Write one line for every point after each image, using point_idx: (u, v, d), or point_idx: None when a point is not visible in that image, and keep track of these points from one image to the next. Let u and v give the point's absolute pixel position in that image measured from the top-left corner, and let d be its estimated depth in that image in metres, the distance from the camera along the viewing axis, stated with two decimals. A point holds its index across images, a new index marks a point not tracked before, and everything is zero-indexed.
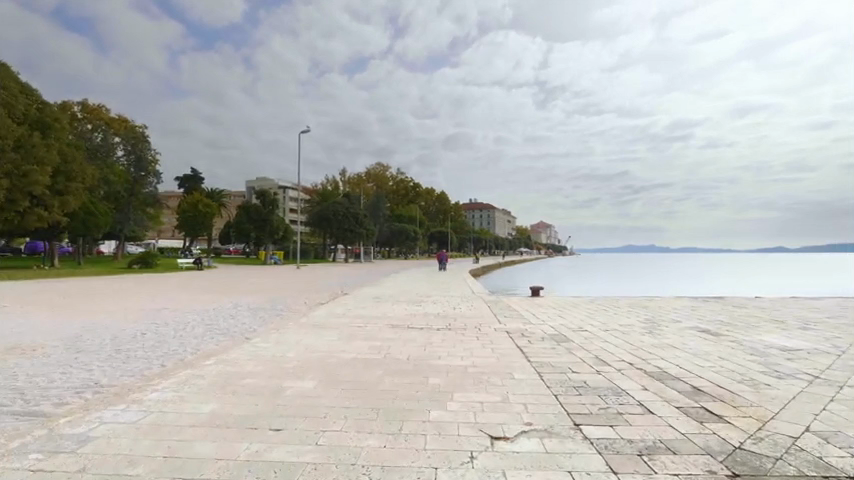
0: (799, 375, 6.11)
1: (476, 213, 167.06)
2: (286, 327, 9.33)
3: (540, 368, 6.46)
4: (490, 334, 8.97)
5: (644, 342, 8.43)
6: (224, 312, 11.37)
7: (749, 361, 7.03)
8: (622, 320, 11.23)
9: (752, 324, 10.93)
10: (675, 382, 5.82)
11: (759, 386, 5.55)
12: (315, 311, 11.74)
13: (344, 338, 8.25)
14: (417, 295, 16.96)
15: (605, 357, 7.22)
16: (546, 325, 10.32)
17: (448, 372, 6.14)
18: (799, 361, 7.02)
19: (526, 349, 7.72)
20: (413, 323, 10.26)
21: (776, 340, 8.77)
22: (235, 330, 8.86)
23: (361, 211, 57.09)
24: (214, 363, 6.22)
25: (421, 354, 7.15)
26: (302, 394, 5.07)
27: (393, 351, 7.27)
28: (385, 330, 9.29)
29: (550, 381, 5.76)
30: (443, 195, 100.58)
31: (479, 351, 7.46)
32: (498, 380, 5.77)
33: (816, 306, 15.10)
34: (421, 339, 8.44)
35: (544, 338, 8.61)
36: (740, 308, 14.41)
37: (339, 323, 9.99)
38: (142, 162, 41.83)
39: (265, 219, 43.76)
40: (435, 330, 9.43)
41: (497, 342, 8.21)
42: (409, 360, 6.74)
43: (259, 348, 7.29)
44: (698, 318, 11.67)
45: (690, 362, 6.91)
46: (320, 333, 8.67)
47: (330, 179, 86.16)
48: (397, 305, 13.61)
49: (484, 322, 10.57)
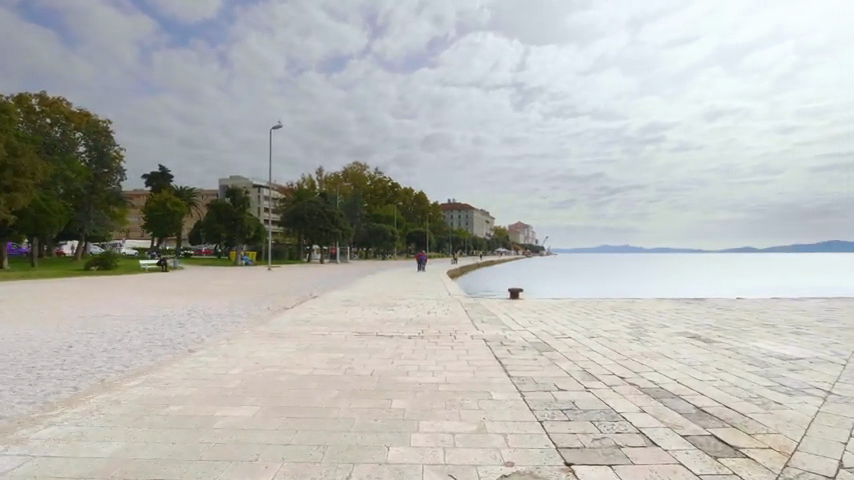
0: (809, 390, 5.61)
1: (454, 213, 166.59)
2: (241, 336, 8.34)
3: (521, 384, 5.69)
4: (466, 343, 8.17)
5: (632, 351, 7.77)
6: (173, 319, 10.30)
7: (749, 372, 6.49)
8: (608, 325, 10.53)
9: (744, 328, 10.35)
10: (675, 402, 5.09)
11: (770, 406, 5.00)
12: (276, 317, 10.76)
13: (303, 350, 7.30)
14: (391, 298, 16.07)
15: (593, 369, 6.50)
16: (526, 331, 9.62)
17: (418, 392, 5.29)
18: (803, 374, 6.41)
19: (504, 360, 6.94)
20: (383, 330, 9.38)
21: (772, 347, 8.22)
22: (179, 342, 7.81)
23: (336, 211, 55.87)
24: (139, 386, 5.19)
25: (388, 369, 6.28)
26: (236, 427, 4.14)
27: (356, 366, 6.38)
28: (351, 338, 8.39)
29: (533, 403, 4.97)
30: (421, 195, 99.71)
31: (453, 364, 6.61)
32: (473, 403, 4.94)
33: (800, 308, 14.69)
34: (390, 349, 7.57)
35: (524, 347, 7.85)
36: (726, 310, 13.86)
37: (300, 331, 9.00)
38: (104, 158, 39.99)
39: (234, 219, 42.00)
40: (406, 338, 8.58)
41: (473, 353, 7.40)
42: (374, 377, 5.86)
43: (200, 365, 6.30)
44: (685, 322, 11.13)
45: (687, 375, 6.26)
46: (276, 344, 7.71)
47: (306, 178, 84.48)
48: (368, 309, 12.67)
49: (460, 329, 9.76)
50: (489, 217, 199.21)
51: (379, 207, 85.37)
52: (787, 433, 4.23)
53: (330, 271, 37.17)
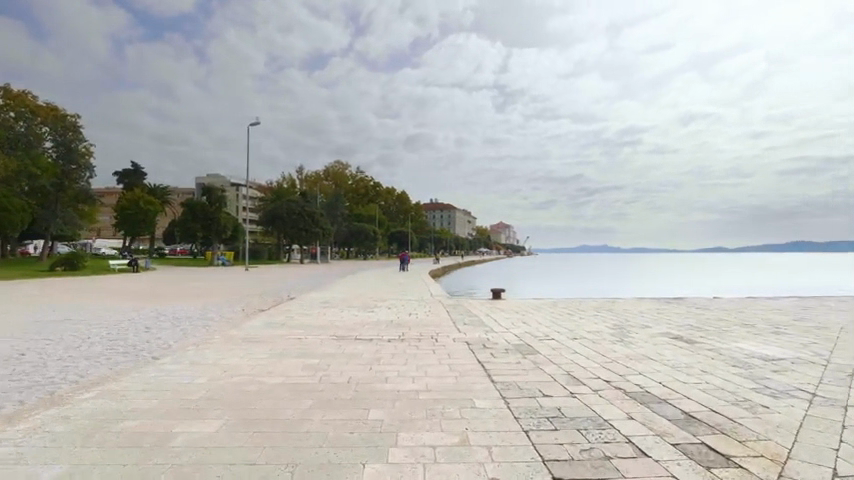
0: (795, 392, 5.48)
1: (436, 213, 166.51)
2: (210, 342, 7.94)
3: (504, 390, 5.44)
4: (447, 346, 7.91)
5: (616, 353, 7.60)
6: (140, 323, 9.86)
7: (733, 374, 6.35)
8: (590, 326, 10.38)
9: (725, 328, 10.28)
10: (662, 408, 4.89)
11: (757, 409, 4.85)
12: (251, 320, 10.36)
13: (276, 356, 6.95)
14: (371, 299, 15.72)
15: (577, 373, 6.30)
16: (508, 333, 9.42)
17: (396, 401, 5.01)
18: (786, 375, 6.31)
19: (487, 364, 6.70)
20: (361, 333, 9.07)
21: (754, 348, 8.13)
22: (144, 349, 7.41)
23: (316, 210, 55.16)
24: (91, 403, 4.80)
25: (366, 375, 5.98)
26: (196, 448, 3.81)
27: (331, 373, 6.05)
28: (327, 343, 8.06)
29: (518, 411, 4.74)
30: (403, 195, 99.26)
31: (434, 370, 6.35)
32: (455, 412, 4.67)
33: (779, 308, 14.72)
34: (368, 354, 7.28)
35: (507, 350, 7.62)
36: (707, 310, 13.86)
37: (274, 335, 8.63)
38: (72, 153, 38.72)
39: (210, 217, 41.13)
40: (385, 342, 8.28)
41: (455, 357, 7.14)
42: (350, 385, 5.56)
43: (164, 377, 5.92)
44: (666, 322, 11.03)
45: (673, 379, 6.09)
46: (247, 350, 7.35)
47: (286, 177, 83.38)
48: (345, 311, 12.33)
49: (441, 331, 9.49)
50: (470, 218, 199.52)
51: (361, 206, 84.70)
52: (778, 439, 4.05)
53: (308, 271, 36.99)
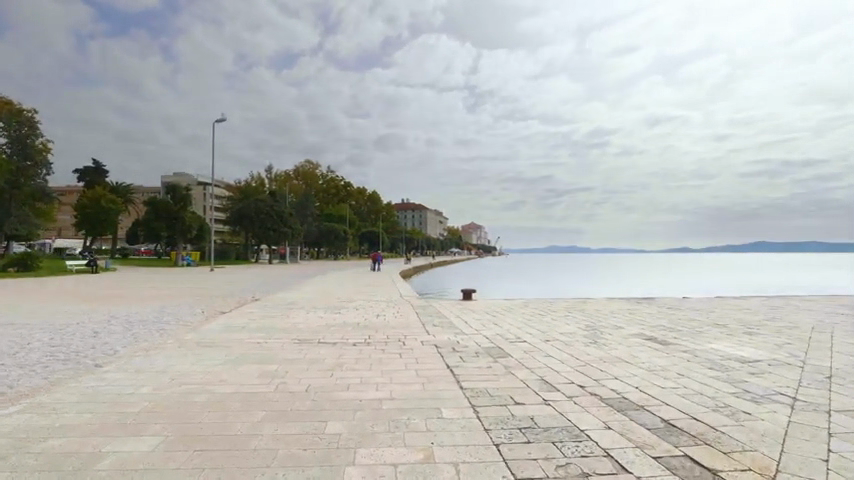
0: (776, 398, 5.37)
1: (408, 214, 166.23)
2: (162, 347, 7.37)
3: (474, 398, 5.12)
4: (416, 350, 7.54)
5: (589, 356, 7.39)
6: (88, 327, 9.16)
7: (710, 378, 6.23)
8: (563, 328, 10.18)
9: (697, 329, 10.25)
10: (642, 416, 4.66)
11: (740, 418, 4.68)
12: (208, 324, 9.73)
13: (231, 362, 6.42)
14: (339, 300, 15.28)
15: (551, 378, 6.03)
16: (479, 335, 9.12)
17: (356, 411, 4.60)
18: (764, 378, 6.23)
19: (456, 369, 6.37)
20: (325, 337, 8.60)
21: (728, 349, 8.05)
22: (85, 356, 6.76)
23: (286, 210, 54.02)
24: (10, 420, 4.25)
25: (327, 383, 5.55)
26: (124, 473, 3.33)
27: (289, 380, 5.59)
28: (289, 347, 7.58)
29: (488, 421, 4.41)
30: (374, 195, 98.61)
31: (399, 376, 5.96)
32: (420, 423, 4.30)
33: (747, 308, 14.86)
34: (331, 359, 6.84)
35: (478, 354, 7.31)
36: (677, 310, 13.89)
37: (232, 339, 8.10)
38: (27, 149, 37.01)
39: (174, 215, 39.27)
40: (350, 345, 7.86)
41: (423, 361, 6.79)
42: (308, 395, 5.09)
43: (102, 386, 5.34)
44: (639, 323, 10.95)
45: (650, 383, 5.89)
46: (201, 355, 6.79)
47: (255, 176, 81.67)
48: (312, 313, 11.83)
49: (410, 333, 9.13)
50: (442, 218, 199.79)
51: (332, 206, 83.60)
52: (765, 451, 3.86)
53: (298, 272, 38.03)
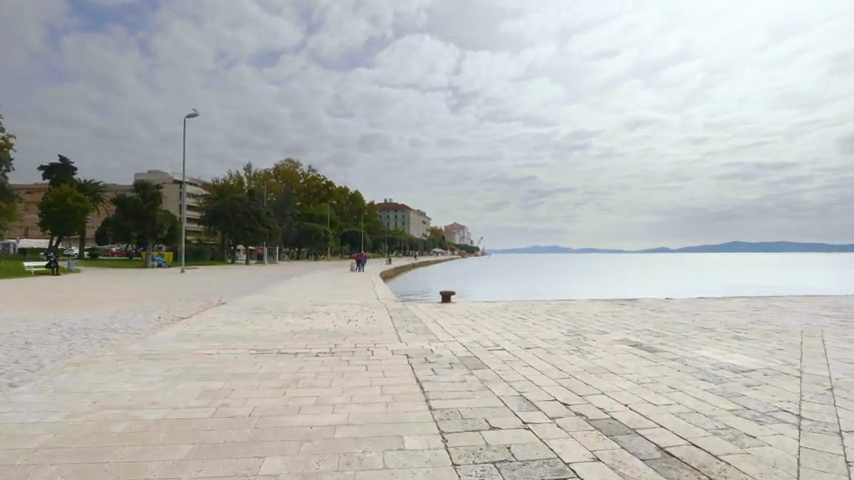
0: (779, 416, 4.88)
1: (390, 214, 165.24)
2: (98, 360, 6.49)
3: (442, 422, 4.47)
4: (384, 361, 6.88)
5: (574, 366, 6.81)
6: (22, 337, 8.23)
7: (704, 391, 5.72)
8: (544, 333, 9.59)
9: (685, 334, 9.73)
10: (635, 443, 4.08)
11: (745, 443, 4.15)
12: (160, 332, 8.86)
13: (171, 380, 5.63)
14: (310, 304, 14.43)
15: (532, 394, 5.42)
16: (454, 342, 8.49)
17: (302, 443, 3.88)
18: (762, 392, 5.70)
19: (426, 385, 5.71)
20: (287, 346, 7.84)
21: (719, 357, 7.56)
22: (3, 374, 5.88)
23: (263, 209, 52.74)
24: None
25: (277, 405, 4.81)
26: None
27: (231, 402, 4.83)
28: (244, 359, 6.82)
29: (458, 454, 3.73)
30: (356, 194, 97.42)
31: (361, 395, 5.26)
32: (377, 459, 3.63)
33: (731, 309, 14.48)
34: (288, 373, 6.11)
35: (452, 365, 6.67)
36: (660, 313, 13.42)
37: (181, 350, 7.29)
38: None
39: (144, 215, 38.17)
40: (313, 356, 7.13)
41: (390, 375, 6.12)
42: (251, 420, 4.35)
43: (6, 413, 4.48)
44: (624, 327, 10.42)
45: (642, 399, 5.32)
46: (138, 371, 5.97)
47: (233, 175, 79.88)
48: (278, 319, 10.98)
49: (381, 341, 8.42)
50: (425, 218, 199.03)
51: (312, 205, 82.25)
52: None
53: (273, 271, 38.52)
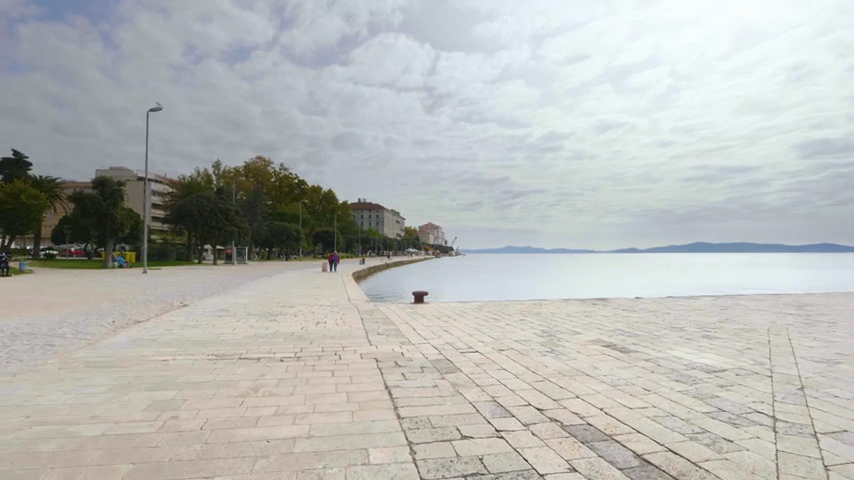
0: (755, 418, 4.78)
1: (364, 214, 163.92)
2: (37, 369, 5.97)
3: (410, 432, 4.19)
4: (353, 365, 6.57)
5: (547, 368, 6.64)
6: None
7: (679, 392, 5.61)
8: (517, 334, 9.43)
9: (656, 333, 9.71)
10: (611, 450, 3.90)
11: (722, 448, 4.01)
12: (112, 338, 8.29)
13: (117, 390, 5.20)
14: (277, 306, 13.93)
15: (505, 398, 5.21)
16: (425, 345, 8.21)
17: (257, 459, 3.56)
18: (736, 393, 5.62)
19: (395, 391, 5.42)
20: (249, 351, 7.43)
21: (691, 357, 7.52)
22: None
23: (231, 207, 51.37)
24: None
25: (232, 417, 4.46)
26: None
27: (181, 416, 4.44)
28: (201, 365, 6.41)
29: (426, 468, 3.46)
30: (329, 194, 96.16)
31: (325, 403, 4.95)
32: (338, 476, 3.33)
33: (699, 309, 14.62)
34: (246, 381, 5.72)
35: (423, 370, 6.41)
36: (632, 312, 13.44)
37: (133, 357, 6.82)
38: None
39: (103, 214, 36.62)
40: (276, 362, 6.76)
41: (358, 381, 5.82)
42: (201, 435, 4.00)
43: None
44: (596, 327, 10.33)
45: (617, 403, 5.16)
46: (82, 381, 5.50)
47: (201, 172, 77.75)
48: (241, 322, 10.48)
49: (349, 345, 8.10)
50: (399, 218, 198.35)
51: (283, 204, 80.77)
52: None
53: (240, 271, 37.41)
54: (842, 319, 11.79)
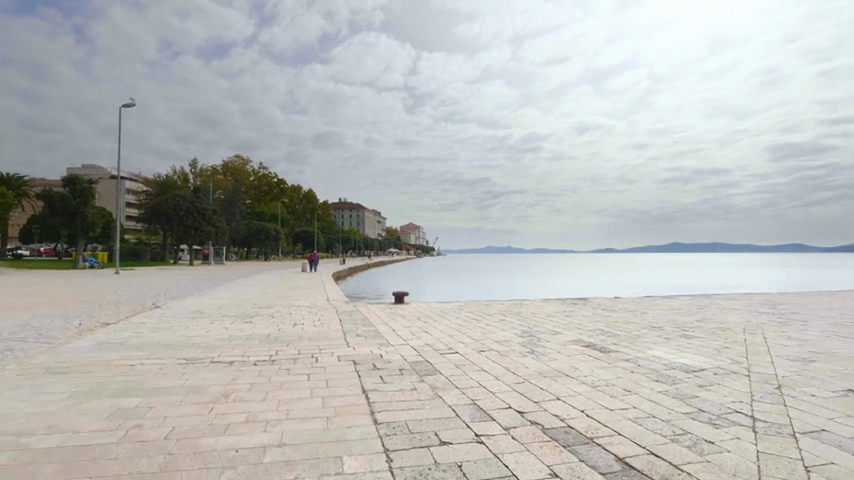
0: (734, 418, 4.75)
1: (345, 214, 162.73)
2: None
3: (387, 439, 4.05)
4: (330, 369, 6.39)
5: (528, 369, 6.56)
6: None
7: (659, 393, 5.58)
8: (497, 335, 9.34)
9: (636, 333, 9.72)
10: (593, 454, 3.81)
11: (704, 450, 3.96)
12: (77, 341, 7.96)
13: (79, 397, 4.93)
14: (253, 307, 13.60)
15: (485, 401, 5.10)
16: (405, 347, 8.06)
17: (224, 471, 3.37)
18: (715, 393, 5.61)
19: (373, 395, 5.26)
20: (222, 355, 7.17)
21: (670, 357, 7.53)
22: None
23: (208, 206, 50.39)
24: None
25: (200, 425, 4.25)
26: None
27: (145, 425, 4.21)
28: (170, 370, 6.15)
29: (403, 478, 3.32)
30: (309, 193, 95.12)
31: (299, 409, 4.76)
32: None
33: (678, 308, 14.70)
34: (216, 386, 5.49)
35: (402, 372, 6.26)
36: (612, 312, 13.46)
37: (98, 361, 6.52)
38: None
39: (73, 212, 35.53)
40: (249, 366, 6.53)
41: (334, 385, 5.64)
42: (165, 445, 3.79)
43: None
44: (576, 327, 10.30)
45: (597, 404, 5.10)
46: (41, 387, 5.22)
47: (177, 171, 76.21)
48: (215, 324, 10.18)
49: (327, 347, 7.89)
50: (381, 218, 197.57)
51: (262, 204, 79.63)
52: None
53: (216, 272, 36.66)
54: (815, 317, 11.98)
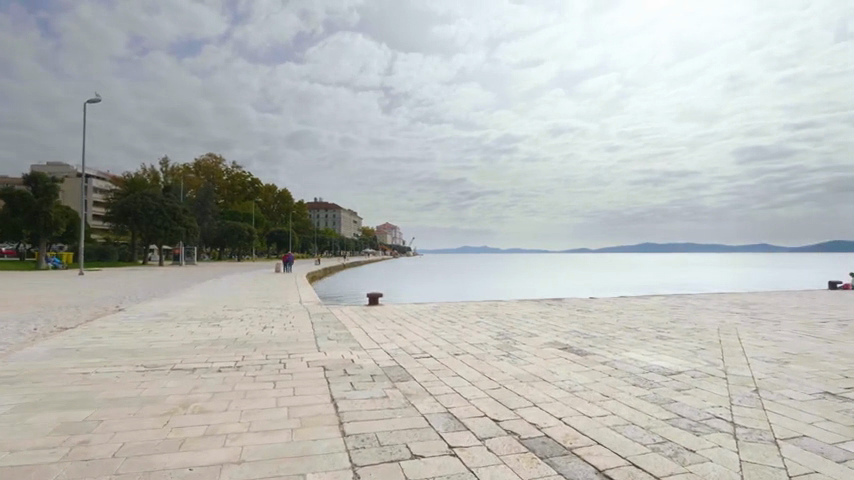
0: (715, 424, 4.64)
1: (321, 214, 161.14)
2: None
3: (356, 453, 3.78)
4: (297, 376, 6.08)
5: (504, 373, 6.38)
6: None
7: (637, 398, 5.46)
8: (473, 337, 9.15)
9: (612, 335, 9.67)
10: (572, 466, 3.63)
11: (687, 460, 3.81)
12: (27, 348, 7.44)
13: (21, 411, 4.52)
14: (222, 309, 13.11)
15: (459, 409, 4.88)
16: (377, 350, 7.80)
17: None
18: (693, 397, 5.52)
19: (341, 404, 4.99)
20: (183, 362, 6.77)
21: (647, 359, 7.46)
22: None
23: (178, 206, 49.01)
24: None
25: (152, 440, 3.91)
26: None
27: (91, 441, 3.84)
28: (125, 378, 5.75)
29: None
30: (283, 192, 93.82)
31: (262, 420, 4.46)
32: None
33: (651, 309, 14.78)
34: (175, 396, 5.13)
35: (373, 379, 6.00)
36: (587, 313, 13.45)
37: (47, 370, 6.07)
38: None
39: (35, 212, 34.06)
40: (212, 373, 6.17)
41: (301, 393, 5.35)
42: (113, 465, 3.45)
43: None
44: (553, 329, 10.21)
45: (575, 411, 4.94)
46: None
47: (147, 169, 74.12)
48: (179, 328, 9.71)
49: (296, 352, 7.57)
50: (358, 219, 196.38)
51: (236, 203, 78.15)
52: None
53: (187, 273, 35.71)
54: (784, 317, 12.19)
